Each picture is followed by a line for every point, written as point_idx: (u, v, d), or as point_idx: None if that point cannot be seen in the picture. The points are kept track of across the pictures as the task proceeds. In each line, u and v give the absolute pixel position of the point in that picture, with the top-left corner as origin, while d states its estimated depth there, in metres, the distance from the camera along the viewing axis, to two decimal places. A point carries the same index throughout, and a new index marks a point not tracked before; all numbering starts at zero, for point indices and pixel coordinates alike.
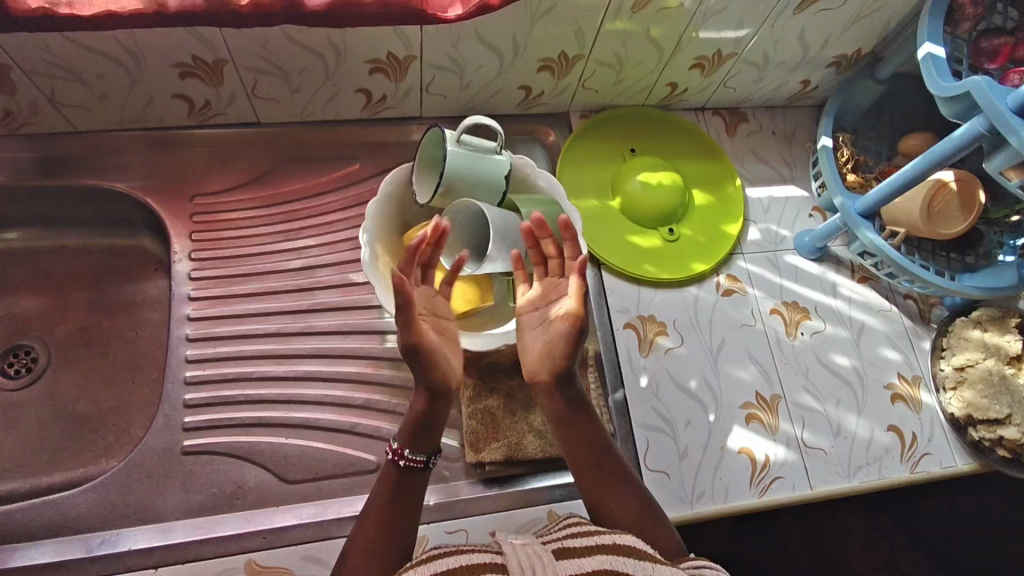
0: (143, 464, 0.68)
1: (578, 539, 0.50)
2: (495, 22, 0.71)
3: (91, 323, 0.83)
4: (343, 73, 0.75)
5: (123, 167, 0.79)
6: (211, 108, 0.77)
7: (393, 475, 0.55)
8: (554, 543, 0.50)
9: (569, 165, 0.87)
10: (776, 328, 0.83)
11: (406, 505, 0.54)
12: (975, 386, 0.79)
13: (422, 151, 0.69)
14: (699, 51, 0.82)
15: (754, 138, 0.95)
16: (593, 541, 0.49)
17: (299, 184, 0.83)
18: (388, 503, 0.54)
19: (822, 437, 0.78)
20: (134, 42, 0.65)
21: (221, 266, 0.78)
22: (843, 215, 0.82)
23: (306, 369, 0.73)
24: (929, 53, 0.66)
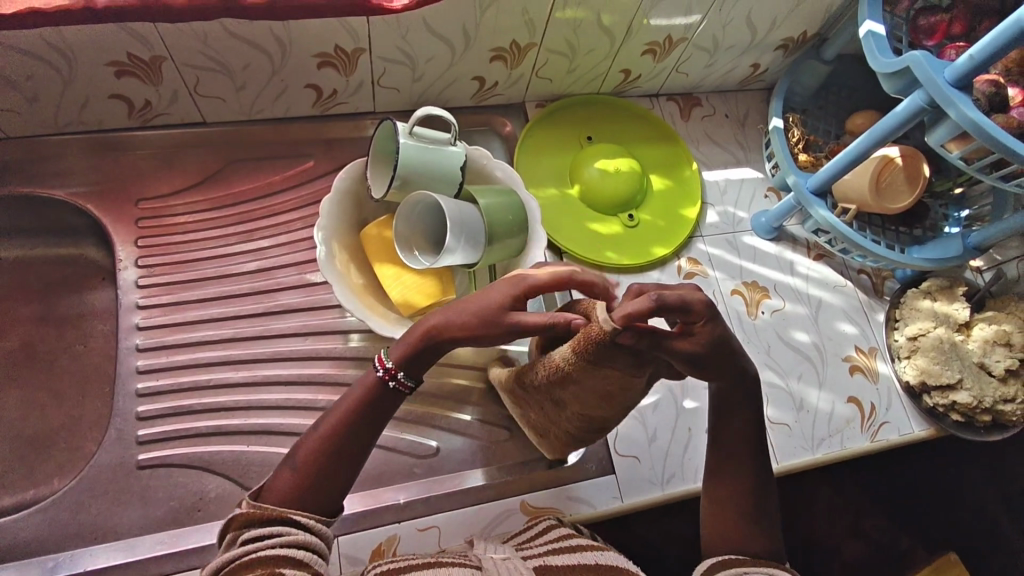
0: (96, 481, 0.65)
1: (560, 556, 0.51)
2: (444, 11, 0.70)
3: (34, 337, 0.79)
4: (290, 68, 0.73)
5: (62, 173, 0.75)
6: (152, 109, 0.74)
7: (376, 386, 0.52)
8: (535, 558, 0.51)
9: (526, 155, 0.87)
10: (738, 308, 0.85)
11: (372, 423, 0.52)
12: (928, 353, 0.81)
13: (375, 145, 0.68)
14: (651, 36, 0.82)
15: (709, 122, 0.97)
16: (575, 559, 0.50)
17: (252, 185, 0.81)
18: (359, 410, 0.52)
19: (786, 412, 0.80)
20: (63, 41, 0.62)
21: (171, 272, 0.76)
22: (796, 194, 0.83)
23: (268, 373, 0.72)
24: (870, 30, 0.67)
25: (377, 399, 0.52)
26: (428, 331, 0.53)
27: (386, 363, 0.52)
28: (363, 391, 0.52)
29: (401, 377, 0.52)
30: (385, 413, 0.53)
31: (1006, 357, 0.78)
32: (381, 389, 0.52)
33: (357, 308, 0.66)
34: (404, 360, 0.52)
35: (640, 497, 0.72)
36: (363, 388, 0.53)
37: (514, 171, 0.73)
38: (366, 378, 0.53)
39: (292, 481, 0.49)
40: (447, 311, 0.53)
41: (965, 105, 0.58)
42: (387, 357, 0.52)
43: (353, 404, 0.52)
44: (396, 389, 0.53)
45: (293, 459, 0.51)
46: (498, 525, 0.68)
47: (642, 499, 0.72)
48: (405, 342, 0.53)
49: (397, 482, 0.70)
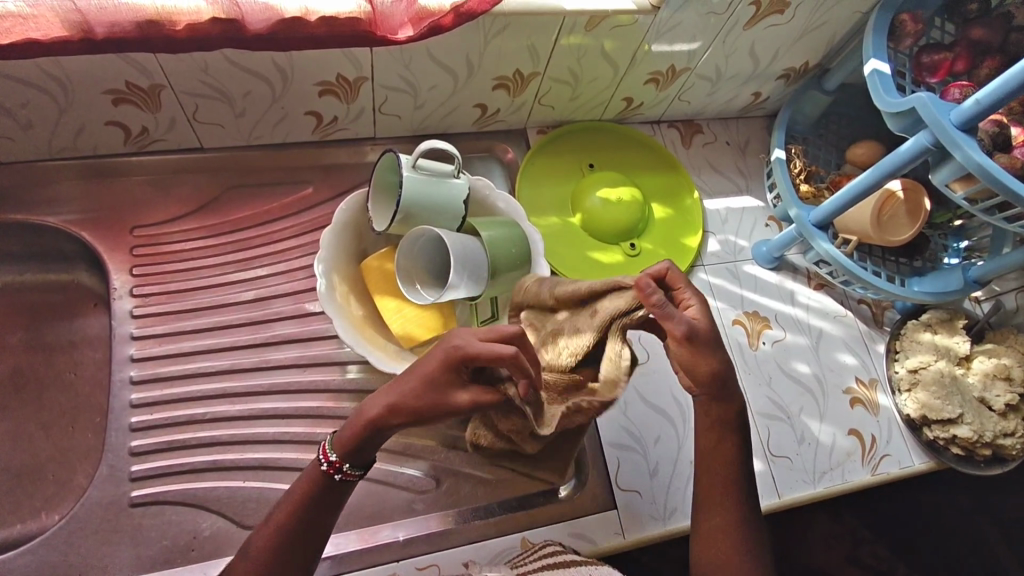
0: (86, 520, 0.63)
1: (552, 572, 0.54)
2: (448, 42, 0.69)
3: (25, 365, 0.77)
4: (291, 95, 0.72)
5: (56, 199, 0.74)
6: (149, 135, 0.73)
7: (319, 478, 0.53)
8: None
9: (528, 182, 0.86)
10: (740, 338, 0.84)
11: (321, 511, 0.53)
12: (929, 387, 0.81)
13: (377, 176, 0.67)
14: (654, 66, 0.82)
15: (709, 149, 0.96)
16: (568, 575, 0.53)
17: (250, 211, 0.79)
18: (306, 501, 0.52)
19: (787, 445, 0.79)
20: (60, 69, 0.61)
21: (166, 301, 0.74)
22: (798, 225, 0.83)
23: (264, 406, 0.70)
24: (875, 69, 0.68)
25: (323, 488, 0.53)
26: (366, 419, 0.52)
27: (331, 458, 0.53)
28: (308, 483, 0.53)
29: (347, 468, 0.53)
30: (334, 499, 0.54)
31: (1007, 392, 0.78)
32: (327, 481, 0.53)
33: (357, 341, 0.65)
34: (346, 450, 0.52)
35: (641, 533, 0.71)
36: (309, 480, 0.53)
37: (517, 203, 0.72)
38: (310, 472, 0.54)
39: (247, 575, 0.50)
40: (384, 395, 0.53)
41: (971, 148, 0.58)
42: (330, 450, 0.53)
43: (300, 493, 0.53)
44: (344, 479, 0.53)
45: (246, 552, 0.51)
46: (497, 563, 0.67)
47: (643, 535, 0.71)
48: (348, 428, 0.53)
49: (396, 519, 0.69)
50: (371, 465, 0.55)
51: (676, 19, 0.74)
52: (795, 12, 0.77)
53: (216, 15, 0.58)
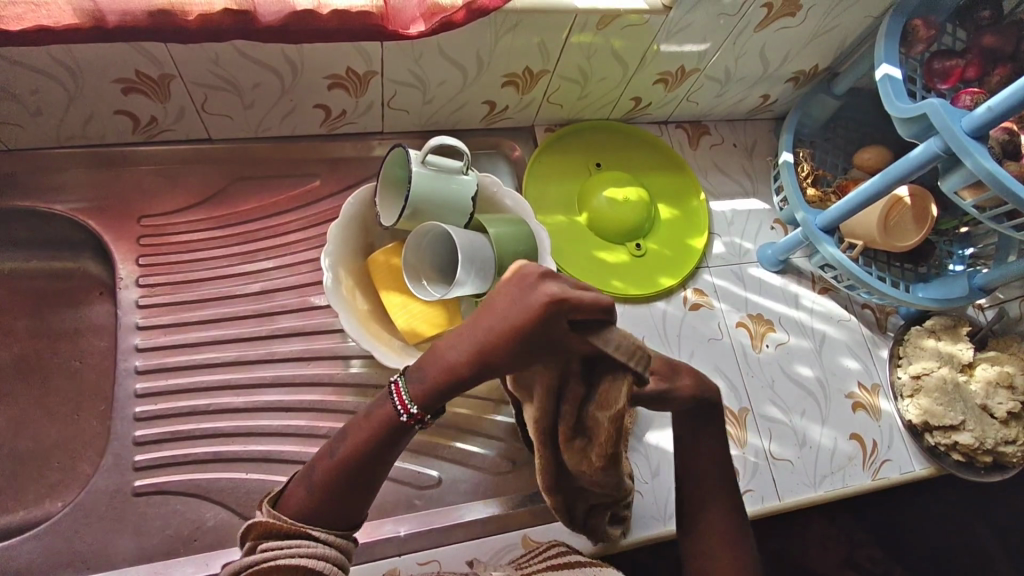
0: (89, 508, 0.63)
1: (558, 571, 0.54)
2: (458, 38, 0.69)
3: (30, 352, 0.77)
4: (300, 88, 0.72)
5: (64, 187, 0.74)
6: (157, 125, 0.73)
7: (392, 420, 0.51)
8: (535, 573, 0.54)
9: (535, 180, 0.86)
10: (743, 341, 0.84)
11: (386, 456, 0.52)
12: (931, 394, 0.81)
13: (386, 171, 0.67)
14: (662, 67, 0.82)
15: (717, 150, 0.96)
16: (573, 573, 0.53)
17: (256, 204, 0.79)
18: (376, 447, 0.51)
19: (788, 448, 0.79)
20: (71, 57, 0.61)
21: (172, 291, 0.74)
22: (804, 229, 0.83)
23: (269, 398, 0.70)
24: (886, 74, 0.68)
25: (396, 432, 0.51)
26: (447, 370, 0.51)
27: (410, 409, 0.51)
28: (377, 430, 0.51)
29: (427, 419, 0.52)
30: (403, 443, 0.53)
31: (1010, 400, 0.79)
32: (398, 430, 0.51)
33: (361, 333, 0.64)
34: (427, 401, 0.51)
35: (642, 533, 0.71)
36: (377, 426, 0.51)
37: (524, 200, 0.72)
38: (381, 417, 0.51)
39: (307, 503, 0.50)
40: (466, 349, 0.51)
41: (981, 156, 0.59)
42: (408, 399, 0.51)
43: (369, 436, 0.51)
44: (410, 427, 0.52)
45: (307, 491, 0.50)
46: (499, 560, 0.67)
47: (644, 535, 0.71)
48: (427, 379, 0.51)
49: (398, 514, 0.69)
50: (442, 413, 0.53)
51: (688, 20, 0.74)
52: (807, 15, 0.77)
53: (228, 6, 0.58)
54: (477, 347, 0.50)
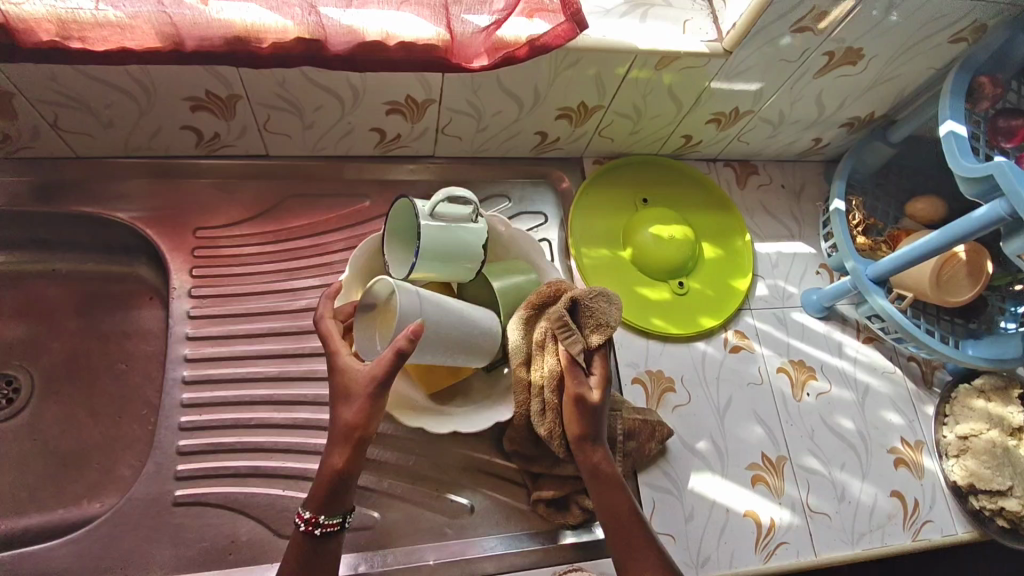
0: (131, 514, 0.65)
1: None
2: (518, 72, 0.70)
3: (80, 351, 0.79)
4: (359, 113, 0.73)
5: (125, 196, 0.77)
6: (219, 141, 0.75)
7: (299, 539, 0.54)
8: None
9: (581, 212, 0.86)
10: (784, 388, 0.83)
11: (317, 572, 0.54)
12: (978, 456, 0.79)
13: (391, 224, 0.67)
14: (717, 107, 0.82)
15: (764, 191, 0.95)
16: None
17: (307, 221, 0.81)
18: (298, 563, 0.53)
19: (827, 502, 0.77)
20: (147, 76, 0.63)
21: (221, 303, 0.76)
22: (853, 279, 0.81)
23: (308, 415, 0.71)
24: (951, 130, 0.68)
25: (306, 548, 0.54)
26: (332, 470, 0.55)
27: (304, 516, 0.54)
28: (295, 554, 0.54)
29: (325, 521, 0.54)
30: (323, 558, 0.54)
31: None
32: (310, 541, 0.54)
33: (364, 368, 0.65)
34: (319, 504, 0.54)
35: None
36: (296, 547, 0.54)
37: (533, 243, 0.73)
38: (293, 542, 0.54)
39: None
40: (338, 447, 0.55)
41: None
42: (302, 508, 0.54)
43: (288, 562, 0.54)
44: (324, 533, 0.54)
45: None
46: None
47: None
48: (313, 487, 0.55)
49: (427, 542, 0.69)
50: (350, 513, 0.56)
51: (748, 64, 0.74)
52: (868, 64, 0.76)
53: (300, 35, 0.59)
54: (334, 431, 0.55)
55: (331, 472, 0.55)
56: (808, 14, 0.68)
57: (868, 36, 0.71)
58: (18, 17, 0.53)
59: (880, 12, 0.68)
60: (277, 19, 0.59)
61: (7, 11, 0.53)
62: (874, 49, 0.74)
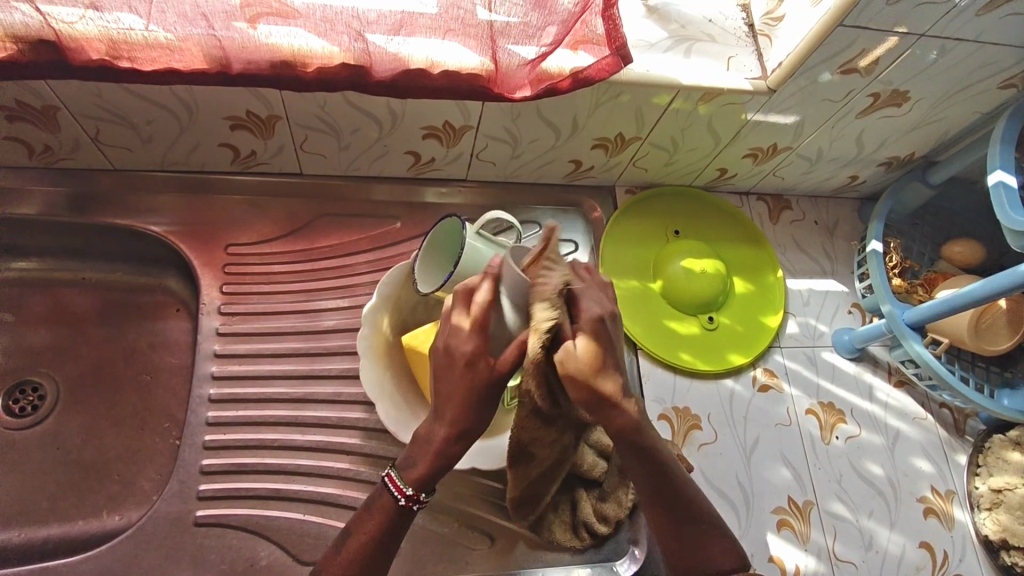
0: (153, 532, 0.64)
1: None
2: (559, 102, 0.70)
3: (106, 362, 0.79)
4: (397, 136, 0.73)
5: (160, 209, 0.77)
6: (256, 158, 0.75)
7: (392, 507, 0.54)
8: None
9: (611, 242, 0.86)
10: (812, 430, 0.81)
11: (390, 543, 0.54)
12: (1012, 511, 0.76)
13: (433, 240, 0.66)
14: (755, 142, 0.81)
15: (797, 227, 0.94)
16: None
17: (337, 241, 0.81)
18: (384, 534, 0.53)
19: (854, 550, 0.76)
20: (191, 95, 0.63)
21: (250, 321, 0.76)
22: (889, 323, 0.80)
23: (331, 439, 0.70)
24: (1000, 181, 0.67)
25: (394, 519, 0.54)
26: (433, 449, 0.53)
27: (406, 492, 0.53)
28: (382, 517, 0.53)
29: (422, 500, 0.54)
30: (401, 530, 0.54)
31: None
32: (401, 514, 0.54)
33: (370, 378, 0.65)
34: (420, 484, 0.53)
35: None
36: (383, 514, 0.53)
37: None
38: (384, 506, 0.53)
39: None
40: (446, 428, 0.52)
41: None
42: (405, 484, 0.53)
43: (371, 534, 0.53)
44: (412, 509, 0.54)
45: None
46: None
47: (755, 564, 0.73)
48: (416, 464, 0.53)
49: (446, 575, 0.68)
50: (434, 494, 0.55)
51: (790, 102, 0.73)
52: (913, 106, 0.75)
53: (346, 61, 0.59)
54: (439, 417, 0.52)
55: (434, 456, 0.53)
56: (856, 55, 0.67)
57: (916, 79, 0.70)
58: (69, 36, 0.53)
59: (928, 54, 0.67)
60: (324, 45, 0.58)
61: (60, 29, 0.53)
62: (920, 92, 0.73)
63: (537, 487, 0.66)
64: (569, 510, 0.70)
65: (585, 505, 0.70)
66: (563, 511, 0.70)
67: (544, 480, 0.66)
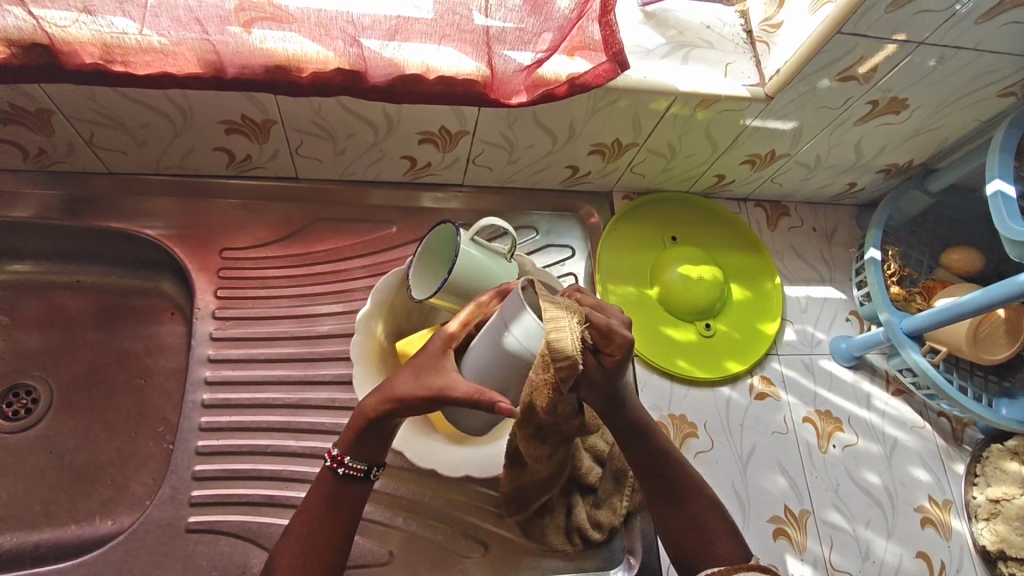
0: (145, 538, 0.64)
1: None
2: (555, 108, 0.69)
3: (100, 365, 0.79)
4: (393, 141, 0.73)
5: (155, 213, 0.77)
6: (251, 162, 0.74)
7: (327, 477, 0.56)
8: None
9: (608, 248, 0.85)
10: (810, 438, 0.81)
11: (336, 508, 0.55)
12: (1010, 521, 0.76)
13: (427, 246, 0.65)
14: (753, 148, 0.80)
15: (795, 233, 0.94)
16: None
17: (332, 246, 0.80)
18: (322, 499, 0.55)
19: (850, 560, 0.75)
20: (186, 100, 0.63)
21: (244, 325, 0.76)
22: (887, 331, 0.79)
23: (323, 445, 0.70)
24: (999, 189, 0.67)
25: (332, 486, 0.55)
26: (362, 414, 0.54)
27: (333, 454, 0.55)
28: (320, 485, 0.56)
29: (349, 463, 0.55)
30: (343, 496, 0.55)
31: None
32: (335, 479, 0.55)
33: (363, 385, 0.65)
34: (344, 446, 0.54)
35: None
36: (322, 483, 0.56)
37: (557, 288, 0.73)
38: (323, 475, 0.56)
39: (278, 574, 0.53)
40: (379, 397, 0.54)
41: None
42: (333, 447, 0.55)
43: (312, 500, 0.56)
44: (347, 473, 0.55)
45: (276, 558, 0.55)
46: None
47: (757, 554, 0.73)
48: (347, 428, 0.55)
49: None
50: (375, 465, 0.56)
51: (788, 109, 0.73)
52: (912, 114, 0.75)
53: (341, 66, 0.59)
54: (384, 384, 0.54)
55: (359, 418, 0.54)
56: (854, 63, 0.66)
57: (915, 87, 0.70)
58: (62, 40, 0.53)
59: (926, 61, 0.66)
60: (319, 50, 0.58)
61: (52, 33, 0.52)
62: (919, 100, 0.72)
63: (529, 490, 0.67)
64: (564, 514, 0.70)
65: (580, 510, 0.70)
66: (558, 514, 0.70)
67: (538, 486, 0.66)
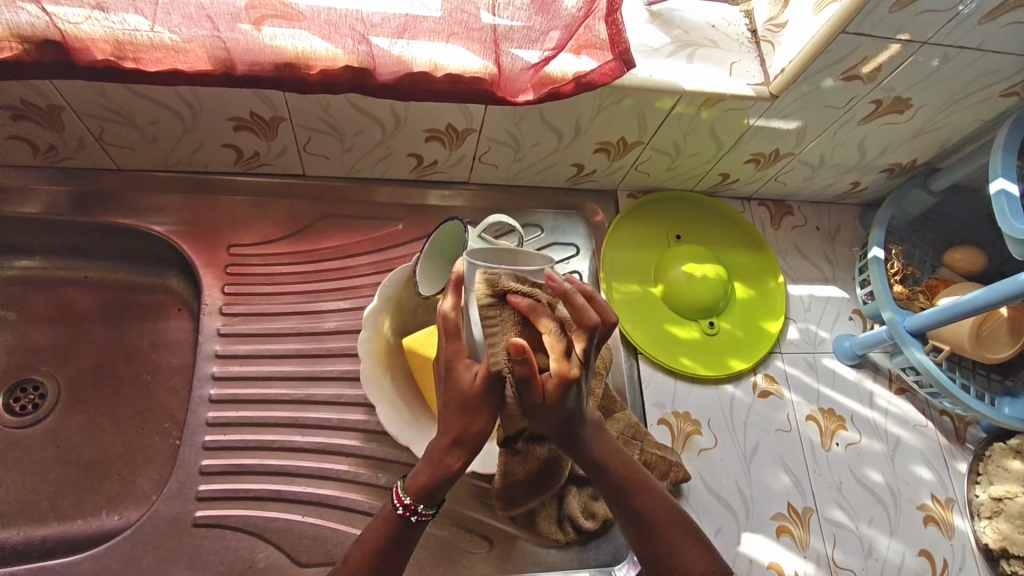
0: (152, 532, 0.64)
1: None
2: (562, 107, 0.70)
3: (107, 361, 0.79)
4: (400, 138, 0.73)
5: (163, 209, 0.77)
6: (258, 159, 0.75)
7: (392, 517, 0.51)
8: None
9: (612, 246, 0.86)
10: (812, 436, 0.81)
11: (399, 552, 0.50)
12: (1013, 519, 0.76)
13: (434, 243, 0.65)
14: (757, 148, 0.81)
15: (799, 233, 0.94)
16: None
17: (339, 243, 0.81)
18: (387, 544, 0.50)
19: (853, 558, 0.75)
20: (195, 97, 0.64)
21: (251, 321, 0.76)
22: (890, 329, 0.80)
23: (329, 440, 0.70)
24: (1002, 189, 0.67)
25: (399, 530, 0.50)
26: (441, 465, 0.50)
27: (405, 500, 0.50)
28: (383, 527, 0.51)
29: (422, 510, 0.50)
30: (408, 541, 0.51)
31: None
32: (402, 523, 0.50)
33: (370, 380, 0.65)
34: (418, 493, 0.49)
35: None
36: (385, 526, 0.51)
37: None
38: (387, 517, 0.51)
39: None
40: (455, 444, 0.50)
41: None
42: (404, 492, 0.50)
43: (374, 540, 0.50)
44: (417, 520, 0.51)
45: None
46: None
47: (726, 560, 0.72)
48: (417, 474, 0.50)
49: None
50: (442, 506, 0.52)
51: (792, 109, 0.73)
52: (915, 114, 0.75)
53: (350, 63, 0.59)
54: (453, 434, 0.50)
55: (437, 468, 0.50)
56: (858, 63, 0.67)
57: (918, 86, 0.71)
58: (75, 36, 0.53)
59: (929, 61, 0.67)
60: (328, 48, 0.59)
61: (66, 30, 0.53)
62: (922, 99, 0.73)
63: (517, 492, 0.65)
64: (556, 505, 0.70)
65: (574, 501, 0.70)
66: (549, 504, 0.70)
67: (526, 488, 0.64)
